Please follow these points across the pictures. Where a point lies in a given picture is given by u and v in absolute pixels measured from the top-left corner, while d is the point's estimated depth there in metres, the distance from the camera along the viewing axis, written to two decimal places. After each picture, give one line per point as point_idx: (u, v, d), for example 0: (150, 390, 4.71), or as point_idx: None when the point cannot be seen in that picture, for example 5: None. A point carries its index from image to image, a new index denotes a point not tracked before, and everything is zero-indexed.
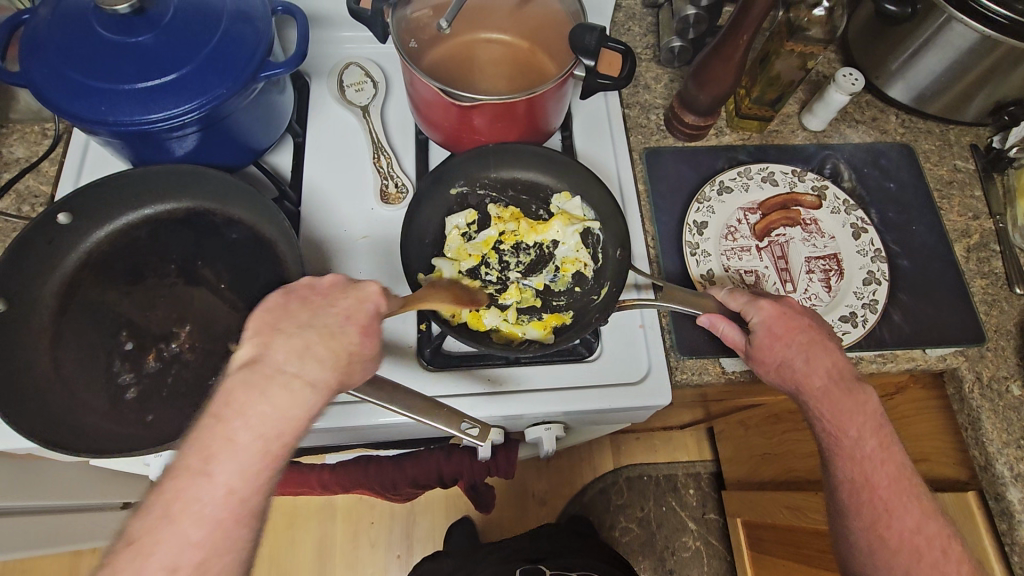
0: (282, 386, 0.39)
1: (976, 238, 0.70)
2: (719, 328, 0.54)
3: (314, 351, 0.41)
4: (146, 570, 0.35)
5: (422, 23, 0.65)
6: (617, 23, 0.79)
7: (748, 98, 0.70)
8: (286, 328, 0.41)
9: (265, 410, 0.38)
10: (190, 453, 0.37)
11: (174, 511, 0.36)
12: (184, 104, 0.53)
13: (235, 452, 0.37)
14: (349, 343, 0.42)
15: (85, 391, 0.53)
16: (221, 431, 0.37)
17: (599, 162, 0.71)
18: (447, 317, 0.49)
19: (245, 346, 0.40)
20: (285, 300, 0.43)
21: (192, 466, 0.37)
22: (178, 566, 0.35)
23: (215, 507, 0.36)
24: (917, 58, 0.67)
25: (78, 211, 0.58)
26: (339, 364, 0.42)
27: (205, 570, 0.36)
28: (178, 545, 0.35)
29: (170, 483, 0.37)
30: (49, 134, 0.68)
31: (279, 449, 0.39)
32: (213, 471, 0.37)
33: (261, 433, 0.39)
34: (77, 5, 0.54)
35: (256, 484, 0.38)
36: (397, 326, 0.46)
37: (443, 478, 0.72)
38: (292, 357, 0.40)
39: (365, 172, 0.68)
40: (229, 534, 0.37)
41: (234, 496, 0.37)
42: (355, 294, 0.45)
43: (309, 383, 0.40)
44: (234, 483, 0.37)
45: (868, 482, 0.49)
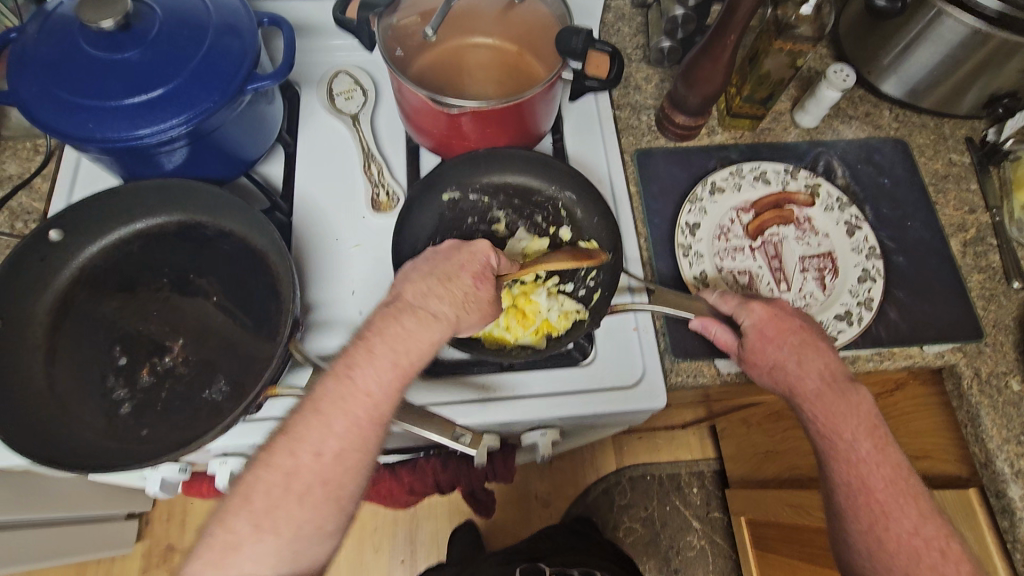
0: (413, 314, 0.49)
1: (973, 232, 0.69)
2: (711, 330, 0.55)
3: (436, 292, 0.50)
4: (298, 451, 0.44)
5: (410, 31, 0.65)
6: (606, 24, 0.79)
7: (738, 97, 0.70)
8: (413, 277, 0.52)
9: (405, 330, 0.48)
10: (337, 361, 0.47)
11: (322, 407, 0.45)
12: (171, 119, 0.53)
13: (374, 361, 0.46)
14: (459, 285, 0.51)
15: (79, 406, 0.54)
16: (364, 346, 0.47)
17: (590, 165, 0.71)
18: (487, 261, 0.53)
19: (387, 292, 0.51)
20: (414, 261, 0.53)
21: (338, 370, 0.46)
22: (322, 451, 0.44)
23: (356, 403, 0.45)
24: (909, 52, 0.67)
25: (68, 228, 0.59)
26: (455, 301, 0.50)
27: (341, 458, 0.45)
28: (323, 433, 0.44)
29: (320, 385, 0.46)
30: (41, 150, 0.69)
31: (408, 364, 0.47)
32: (354, 375, 0.46)
33: (354, 357, 0.47)
34: (65, 22, 0.55)
35: (391, 393, 0.46)
36: (441, 269, 0.52)
37: (442, 486, 0.71)
38: (418, 295, 0.50)
39: (356, 181, 0.68)
40: (362, 433, 0.45)
41: (371, 399, 0.46)
42: (470, 249, 0.53)
43: (433, 314, 0.49)
44: (373, 388, 0.46)
45: (865, 486, 0.48)
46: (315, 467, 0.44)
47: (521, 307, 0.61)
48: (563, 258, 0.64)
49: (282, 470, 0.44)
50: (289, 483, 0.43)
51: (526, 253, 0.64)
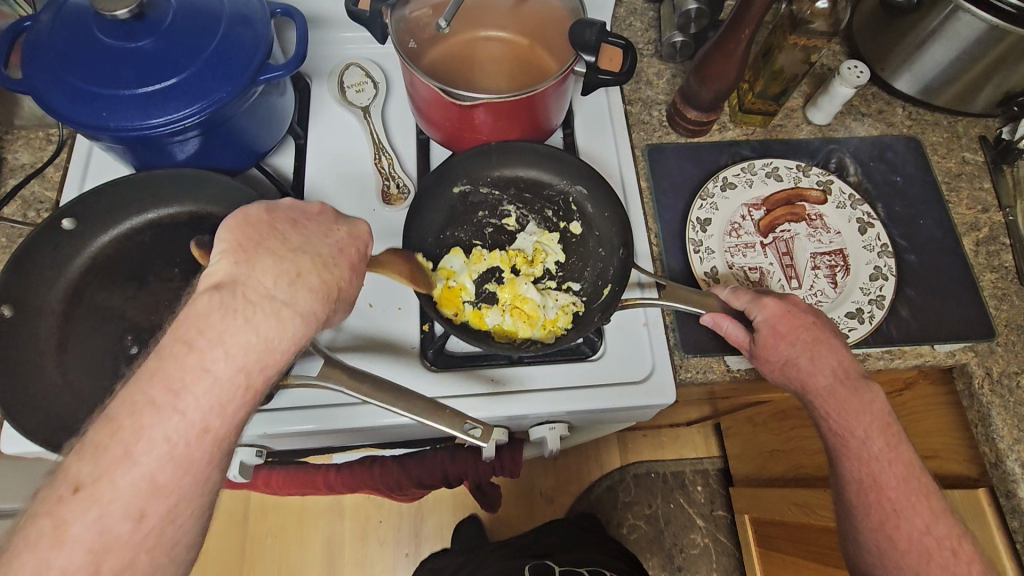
0: (271, 312, 0.36)
1: (985, 231, 0.69)
2: (722, 326, 0.55)
3: (306, 279, 0.39)
4: (107, 518, 0.31)
5: (422, 23, 0.64)
6: (618, 18, 0.78)
7: (751, 93, 0.70)
8: (274, 248, 0.39)
9: (250, 338, 0.35)
10: (151, 385, 0.32)
11: (133, 452, 0.31)
12: (184, 108, 0.53)
13: (210, 385, 0.33)
14: (339, 276, 0.41)
15: (91, 394, 0.54)
16: (195, 362, 0.33)
17: (601, 160, 0.70)
18: (366, 248, 0.45)
19: (219, 264, 0.37)
20: (270, 219, 0.41)
21: (158, 400, 0.32)
22: (145, 513, 0.31)
23: (187, 446, 0.32)
24: (924, 48, 0.66)
25: (81, 216, 0.59)
26: (328, 296, 0.40)
27: (173, 517, 0.32)
28: (142, 488, 0.31)
29: (128, 421, 0.31)
30: (54, 139, 0.69)
31: (262, 381, 0.35)
32: (184, 408, 0.32)
33: (177, 374, 0.33)
34: (79, 11, 0.55)
35: (235, 421, 0.34)
36: (314, 249, 0.41)
37: (449, 478, 0.72)
38: (274, 280, 0.37)
39: (367, 173, 0.68)
40: (199, 476, 0.33)
41: (209, 436, 0.33)
42: (351, 227, 0.45)
43: (299, 313, 0.38)
44: (206, 419, 0.33)
45: (876, 483, 0.49)
46: (133, 535, 0.31)
47: (521, 309, 0.61)
48: (571, 253, 0.65)
49: (85, 544, 0.30)
50: (98, 564, 0.30)
51: (529, 249, 0.64)
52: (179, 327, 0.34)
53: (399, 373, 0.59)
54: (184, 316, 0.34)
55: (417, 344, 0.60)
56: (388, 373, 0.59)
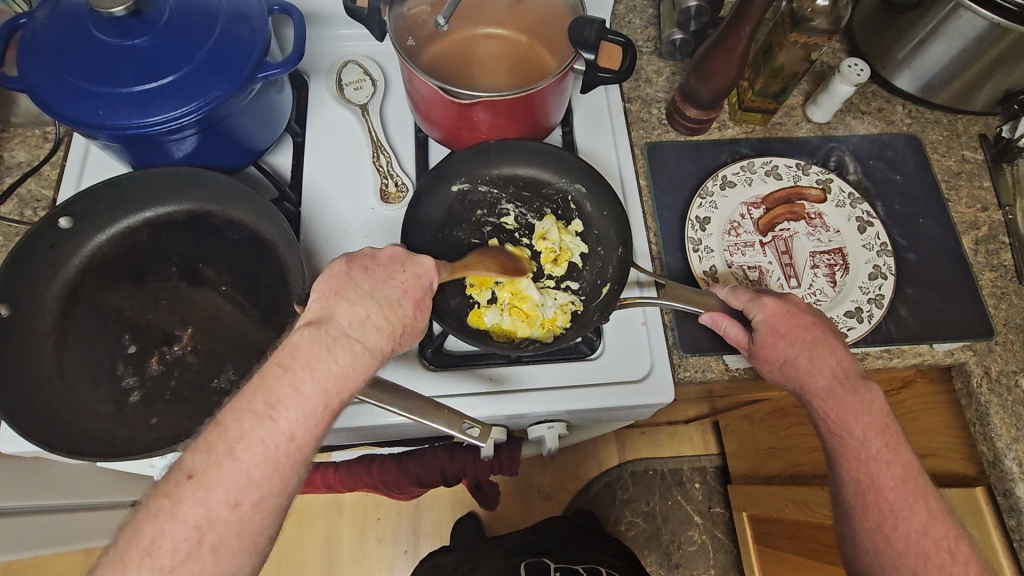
0: (349, 347, 0.42)
1: (985, 230, 0.69)
2: (721, 326, 0.55)
3: (374, 320, 0.44)
4: (210, 501, 0.36)
5: (420, 20, 0.64)
6: (617, 15, 0.78)
7: (750, 91, 0.69)
8: (350, 295, 0.44)
9: (330, 367, 0.40)
10: (254, 397, 0.38)
11: (238, 449, 0.37)
12: (181, 107, 0.53)
13: (301, 401, 0.39)
14: (405, 316, 0.46)
15: (89, 394, 0.54)
16: (289, 380, 0.39)
17: (600, 158, 0.70)
18: (429, 285, 0.49)
19: (311, 306, 0.43)
20: (349, 267, 0.46)
21: (258, 410, 0.38)
22: (239, 501, 0.37)
23: (277, 449, 0.38)
24: (924, 46, 0.66)
25: (78, 215, 0.59)
26: (393, 334, 0.45)
27: (262, 508, 0.37)
28: (241, 480, 0.37)
29: (235, 423, 0.38)
30: (49, 137, 0.68)
31: (338, 404, 0.40)
32: (279, 416, 0.38)
33: (276, 390, 0.39)
34: (75, 8, 0.54)
35: (317, 434, 0.40)
36: (381, 292, 0.45)
37: (448, 477, 0.72)
38: (355, 323, 0.43)
39: (365, 172, 0.68)
40: (284, 476, 0.38)
41: (296, 442, 0.39)
42: (415, 268, 0.48)
43: (370, 349, 0.43)
44: (297, 429, 0.39)
45: (874, 484, 0.49)
46: (230, 520, 0.36)
47: (519, 308, 0.60)
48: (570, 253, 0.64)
49: (193, 522, 0.36)
50: (200, 537, 0.36)
51: (558, 246, 0.64)
52: (276, 353, 0.40)
53: (398, 373, 0.59)
54: (283, 346, 0.40)
55: (415, 344, 0.60)
56: (386, 372, 0.59)
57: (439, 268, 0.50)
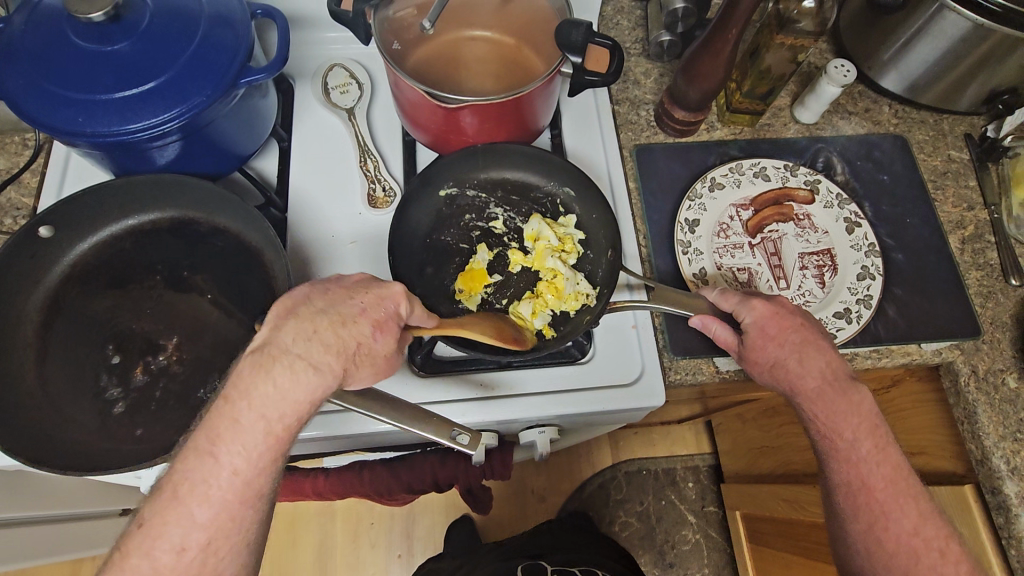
0: (290, 368, 0.42)
1: (971, 229, 0.69)
2: (711, 329, 0.54)
3: (322, 337, 0.43)
4: (157, 550, 0.39)
5: (406, 23, 0.63)
6: (605, 17, 0.78)
7: (738, 92, 0.69)
8: (301, 314, 0.44)
9: (270, 392, 0.41)
10: (198, 435, 0.41)
11: (181, 493, 0.40)
12: (163, 113, 0.52)
13: (240, 438, 0.41)
14: (358, 333, 0.45)
15: (71, 406, 0.53)
16: (228, 413, 0.41)
17: (589, 161, 0.70)
18: (395, 309, 0.48)
19: (263, 329, 0.44)
20: (310, 290, 0.46)
21: (199, 448, 0.41)
22: (186, 545, 0.39)
23: (221, 488, 0.40)
24: (909, 47, 0.66)
25: (59, 224, 0.58)
26: (345, 355, 0.44)
27: (212, 549, 0.40)
28: (185, 525, 0.39)
29: (180, 466, 0.41)
30: (30, 144, 0.67)
31: (283, 432, 0.42)
32: (218, 454, 0.41)
33: (218, 425, 0.41)
34: (53, 13, 0.53)
35: (263, 469, 0.41)
36: (337, 311, 0.45)
37: (440, 483, 0.71)
38: (300, 342, 0.43)
39: (353, 177, 0.67)
40: (232, 516, 0.40)
41: (239, 480, 0.41)
42: (381, 289, 0.48)
43: (314, 367, 0.43)
44: (238, 466, 0.41)
45: (865, 485, 0.49)
46: (178, 564, 0.39)
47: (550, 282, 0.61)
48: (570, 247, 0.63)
49: (141, 571, 0.39)
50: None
51: (558, 238, 0.63)
52: (225, 386, 0.42)
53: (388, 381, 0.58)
54: (228, 378, 0.42)
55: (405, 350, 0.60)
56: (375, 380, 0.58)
57: (409, 292, 0.49)
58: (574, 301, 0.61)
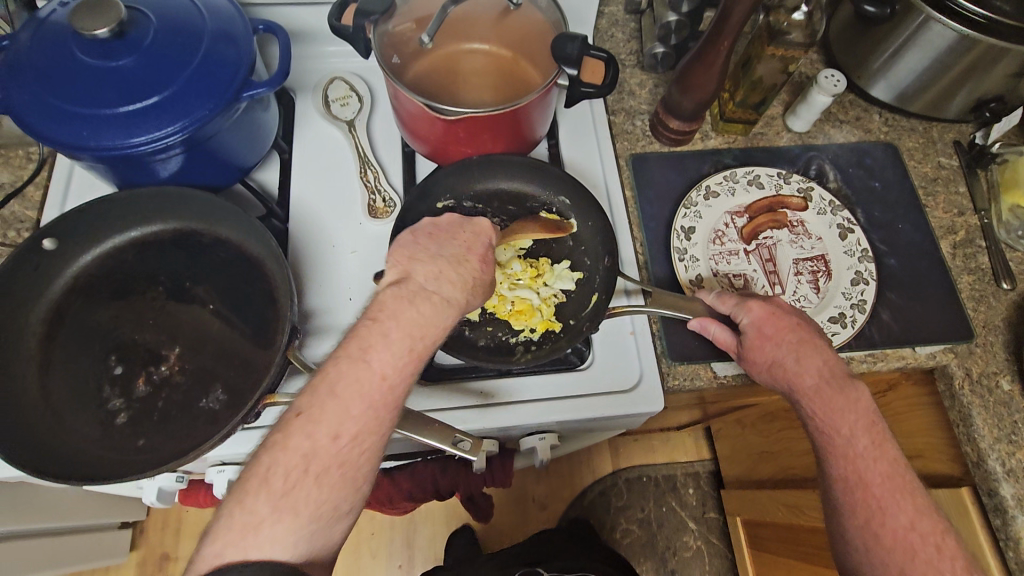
0: (428, 299, 0.47)
1: (962, 234, 0.70)
2: (710, 330, 0.56)
3: (447, 275, 0.49)
4: (315, 433, 0.41)
5: (405, 37, 0.65)
6: (600, 29, 0.79)
7: (731, 102, 0.71)
8: (421, 257, 0.50)
9: (413, 314, 0.46)
10: (349, 343, 0.44)
11: (337, 388, 0.42)
12: (167, 126, 0.53)
13: (389, 344, 0.44)
14: (471, 269, 0.51)
15: (75, 416, 0.53)
16: (377, 329, 0.44)
17: (586, 170, 0.71)
18: (488, 242, 0.54)
19: (389, 272, 0.49)
20: (415, 236, 0.52)
21: (353, 353, 0.43)
22: (340, 434, 0.41)
23: (373, 389, 0.42)
24: (898, 57, 0.68)
25: (62, 236, 0.58)
26: (465, 287, 0.50)
27: (360, 442, 0.42)
28: (340, 415, 0.41)
29: (333, 367, 0.43)
30: (34, 157, 0.68)
31: (423, 347, 0.45)
32: (371, 359, 0.43)
33: (367, 338, 0.44)
34: (57, 30, 0.54)
35: (406, 372, 0.44)
36: (448, 251, 0.51)
37: (440, 491, 0.72)
38: (430, 277, 0.48)
39: (353, 187, 0.68)
40: (379, 418, 0.42)
41: (387, 382, 0.43)
42: (472, 228, 0.54)
43: (445, 299, 0.48)
44: (388, 370, 0.43)
45: (862, 481, 0.50)
46: (332, 450, 0.41)
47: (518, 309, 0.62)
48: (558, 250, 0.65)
49: (301, 452, 0.40)
50: (308, 466, 0.40)
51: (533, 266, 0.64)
52: (367, 310, 0.46)
53: None
54: (372, 303, 0.46)
55: None
56: None
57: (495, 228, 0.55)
58: (551, 312, 0.62)
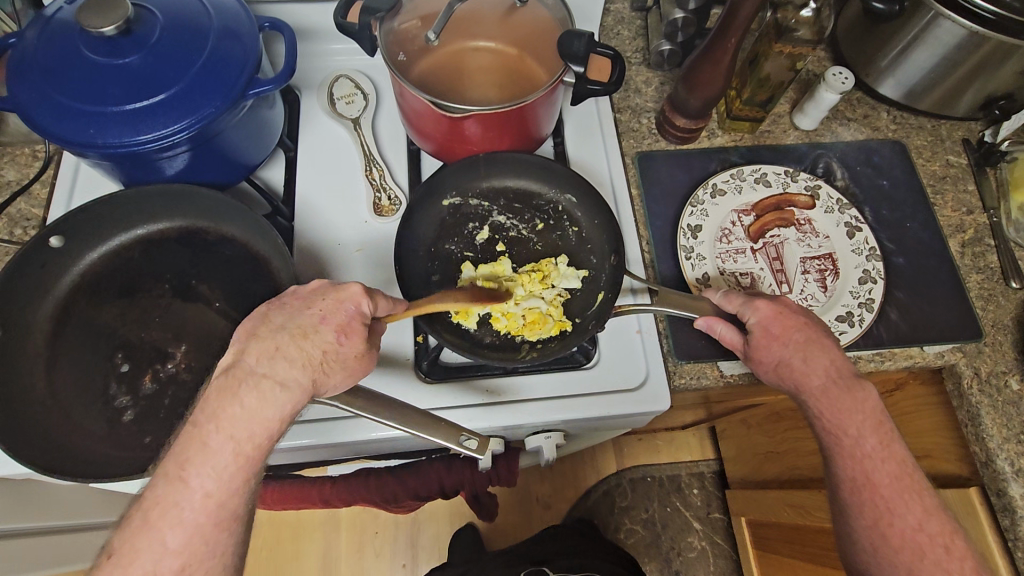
0: (255, 386, 0.43)
1: (970, 233, 0.70)
2: (716, 330, 0.55)
3: (285, 351, 0.45)
4: (129, 575, 0.39)
5: (411, 35, 0.65)
6: (606, 27, 0.79)
7: (738, 99, 0.70)
8: (263, 332, 0.46)
9: (236, 411, 0.43)
10: (167, 461, 0.42)
11: (153, 517, 0.40)
12: (173, 124, 0.53)
13: (212, 459, 0.42)
14: (323, 342, 0.46)
15: (81, 413, 0.53)
16: (198, 439, 0.42)
17: (592, 168, 0.71)
18: (356, 309, 0.48)
19: (227, 352, 0.46)
20: (269, 307, 0.48)
21: (171, 474, 0.41)
22: (169, 567, 0.39)
23: (195, 512, 0.41)
24: (907, 54, 0.67)
25: (68, 234, 0.58)
26: (312, 363, 0.46)
27: (189, 570, 0.40)
28: (156, 551, 0.40)
29: (151, 491, 0.41)
30: (40, 155, 0.68)
31: (252, 451, 0.42)
32: (189, 477, 0.41)
33: (190, 453, 0.42)
34: (64, 28, 0.54)
35: (234, 488, 0.42)
36: (296, 323, 0.47)
37: (445, 489, 0.72)
38: (264, 359, 0.44)
39: (358, 185, 0.68)
40: (208, 539, 0.41)
41: (212, 500, 0.41)
42: (337, 293, 0.49)
43: (280, 382, 0.44)
44: (210, 486, 0.41)
45: (869, 481, 0.49)
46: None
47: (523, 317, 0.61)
48: (564, 249, 0.65)
49: None
50: None
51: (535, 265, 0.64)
52: (195, 413, 0.43)
53: (390, 382, 0.59)
54: (198, 406, 0.43)
55: (410, 356, 0.60)
56: (379, 386, 0.59)
57: (366, 289, 0.49)
58: (560, 312, 0.62)
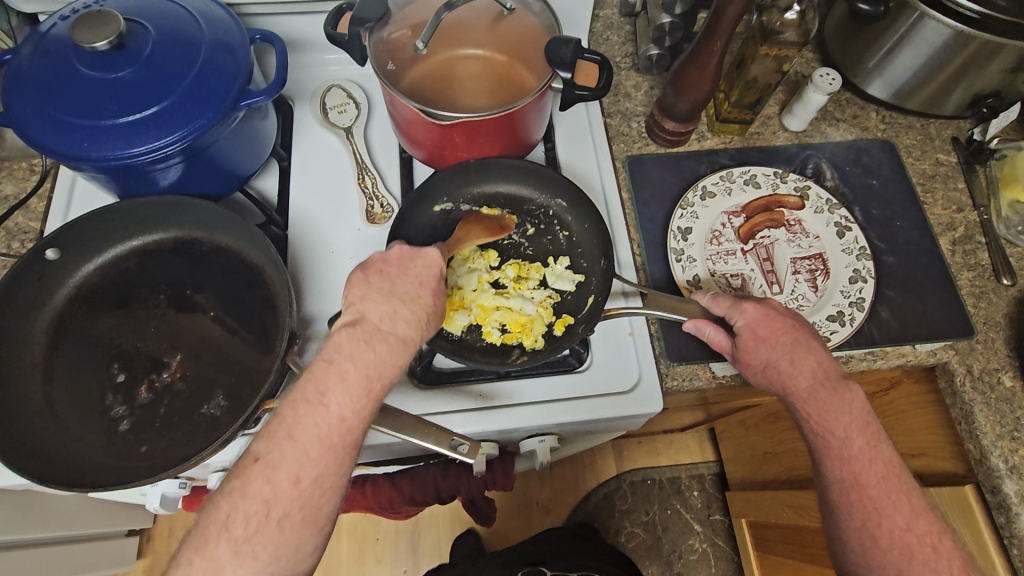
0: (385, 339, 0.45)
1: (961, 231, 0.70)
2: (705, 332, 0.56)
3: (401, 313, 0.47)
4: (276, 479, 0.39)
5: (401, 43, 0.65)
6: (595, 33, 0.80)
7: (726, 102, 0.71)
8: (374, 295, 0.48)
9: (370, 355, 0.44)
10: (306, 387, 0.42)
11: (297, 432, 0.41)
12: (166, 136, 0.54)
13: (348, 387, 0.42)
14: (425, 302, 0.49)
15: (79, 424, 0.54)
16: (335, 371, 0.43)
17: (583, 174, 0.71)
18: (439, 274, 0.52)
19: (345, 310, 0.47)
20: (365, 273, 0.50)
21: (309, 398, 0.42)
22: (301, 479, 0.40)
23: (331, 429, 0.41)
24: (894, 54, 0.68)
25: (65, 247, 0.59)
26: (420, 322, 0.48)
27: (321, 484, 0.41)
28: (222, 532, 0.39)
29: (292, 411, 0.41)
30: (36, 169, 0.69)
31: (380, 388, 0.44)
32: (328, 402, 0.42)
33: (324, 380, 0.42)
34: (58, 43, 0.55)
35: (365, 415, 0.43)
36: (399, 289, 0.49)
37: (441, 495, 0.72)
38: (386, 318, 0.47)
39: (351, 193, 0.69)
40: (339, 459, 0.41)
41: (345, 424, 0.42)
42: (423, 260, 0.52)
43: (401, 338, 0.46)
44: (347, 412, 0.42)
45: (857, 482, 0.49)
46: (295, 494, 0.40)
47: (515, 319, 0.62)
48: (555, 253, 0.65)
49: (261, 498, 0.39)
50: (268, 512, 0.39)
51: (524, 266, 0.65)
52: (321, 352, 0.44)
53: (383, 390, 0.59)
54: (327, 345, 0.44)
55: None
56: None
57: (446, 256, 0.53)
58: (550, 314, 0.63)
